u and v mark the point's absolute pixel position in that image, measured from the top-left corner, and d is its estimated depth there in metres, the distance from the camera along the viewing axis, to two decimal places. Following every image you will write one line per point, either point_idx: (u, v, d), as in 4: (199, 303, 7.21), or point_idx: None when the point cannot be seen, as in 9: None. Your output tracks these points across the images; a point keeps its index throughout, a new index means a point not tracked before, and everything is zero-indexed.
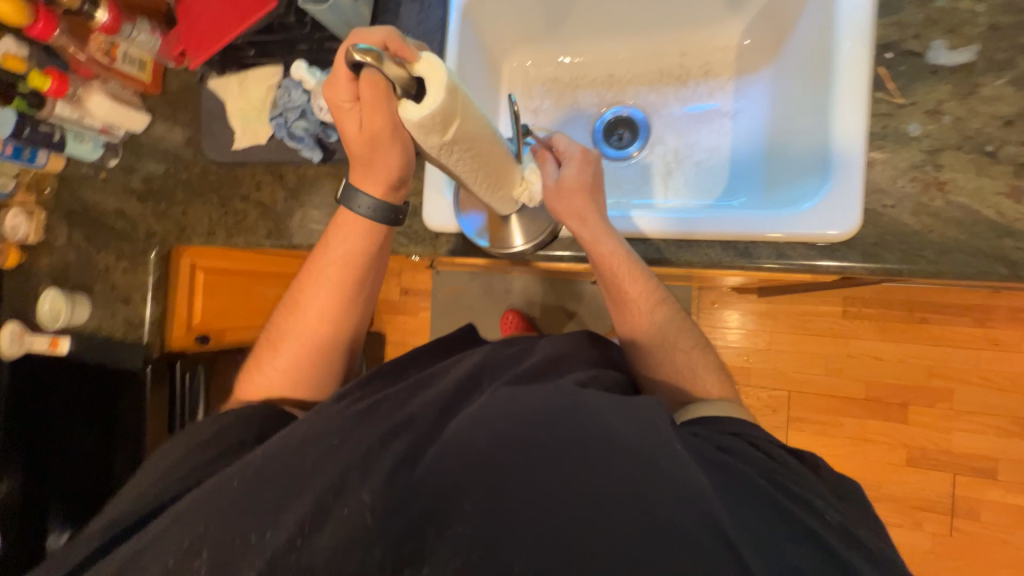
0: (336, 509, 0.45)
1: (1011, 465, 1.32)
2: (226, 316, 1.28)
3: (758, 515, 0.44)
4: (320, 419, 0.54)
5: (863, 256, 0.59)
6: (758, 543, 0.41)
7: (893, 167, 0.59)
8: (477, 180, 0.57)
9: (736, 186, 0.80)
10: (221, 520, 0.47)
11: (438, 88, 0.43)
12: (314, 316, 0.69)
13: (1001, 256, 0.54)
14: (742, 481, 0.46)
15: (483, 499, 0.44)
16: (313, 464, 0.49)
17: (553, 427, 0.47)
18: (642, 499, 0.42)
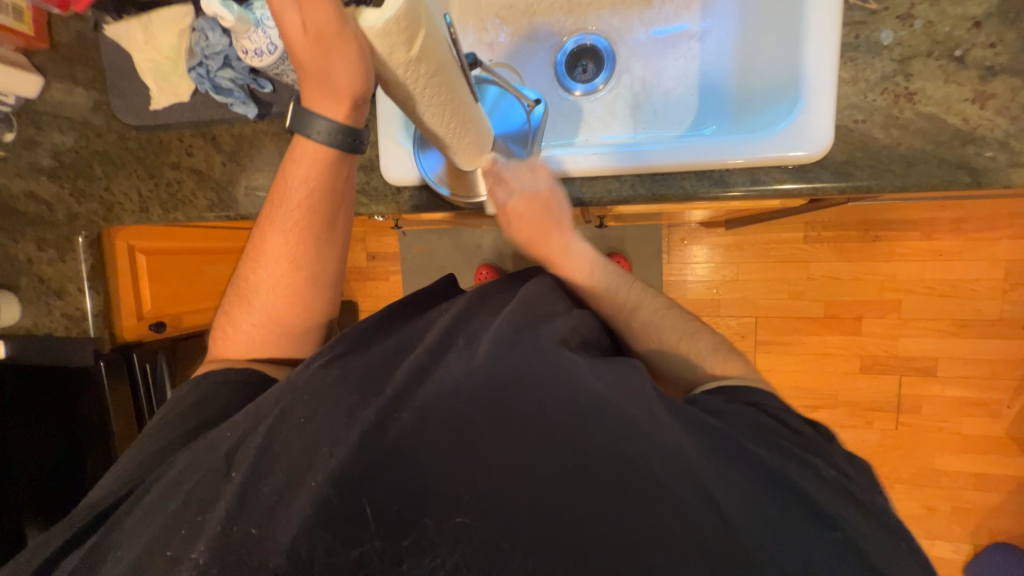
0: (306, 483, 0.44)
1: (949, 362, 1.46)
2: (180, 299, 1.19)
3: (729, 458, 0.45)
4: (289, 392, 0.52)
5: (834, 175, 0.59)
6: (726, 478, 0.43)
7: (864, 80, 0.57)
8: (445, 119, 0.51)
9: (706, 115, 0.77)
10: (203, 498, 0.47)
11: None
12: (278, 265, 0.64)
13: (965, 163, 0.55)
14: (722, 434, 0.46)
15: (460, 461, 0.44)
16: (283, 438, 0.48)
17: (531, 390, 0.46)
18: (616, 448, 0.43)
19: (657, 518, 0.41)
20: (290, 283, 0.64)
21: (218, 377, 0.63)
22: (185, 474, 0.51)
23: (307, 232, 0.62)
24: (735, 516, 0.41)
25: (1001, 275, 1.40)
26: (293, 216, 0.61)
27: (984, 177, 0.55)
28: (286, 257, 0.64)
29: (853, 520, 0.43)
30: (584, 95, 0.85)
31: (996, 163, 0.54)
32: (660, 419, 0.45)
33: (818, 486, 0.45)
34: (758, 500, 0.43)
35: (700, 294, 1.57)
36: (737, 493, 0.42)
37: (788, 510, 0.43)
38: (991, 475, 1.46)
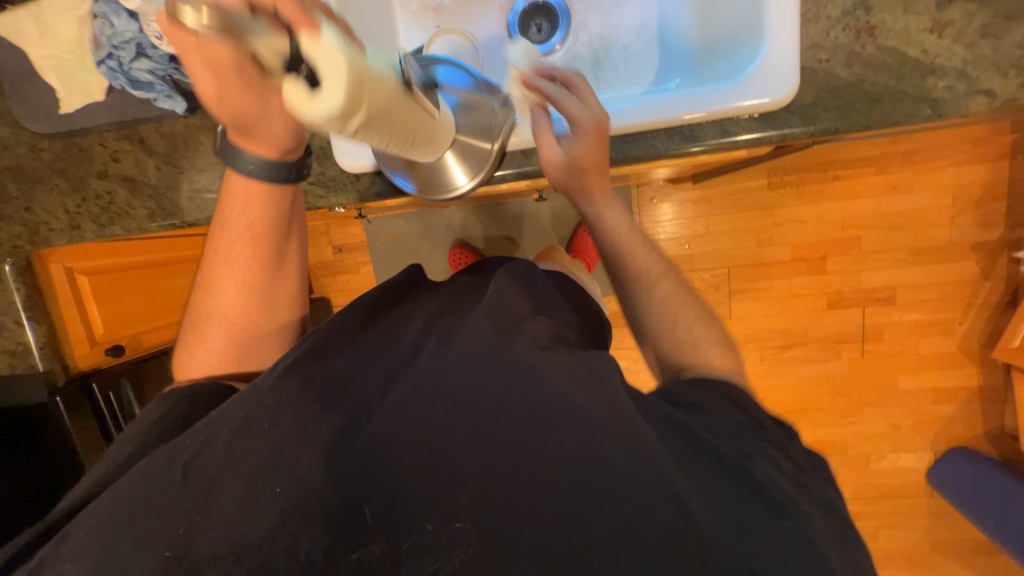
0: (268, 491, 0.42)
1: (906, 289, 1.55)
2: (136, 318, 1.11)
3: (699, 458, 0.44)
4: (251, 399, 0.48)
5: (802, 119, 0.58)
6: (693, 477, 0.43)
7: (825, 17, 0.56)
8: (398, 146, 0.46)
9: (668, 68, 0.75)
10: (155, 505, 0.44)
11: (330, 55, 0.31)
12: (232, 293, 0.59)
13: (925, 95, 0.55)
14: (700, 437, 0.46)
15: (431, 464, 0.43)
16: (246, 442, 0.45)
17: (499, 391, 0.46)
18: (587, 443, 0.43)
19: (622, 507, 0.41)
20: (243, 312, 0.60)
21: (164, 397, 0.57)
22: (133, 481, 0.46)
23: (257, 255, 0.59)
24: (699, 504, 0.41)
25: (949, 202, 1.48)
26: (237, 245, 0.58)
27: (944, 108, 0.55)
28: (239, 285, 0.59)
29: (811, 517, 0.43)
30: (541, 56, 0.81)
31: (955, 92, 0.55)
32: (635, 420, 0.44)
33: (780, 479, 0.44)
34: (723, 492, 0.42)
35: (673, 251, 1.58)
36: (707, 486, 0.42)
37: (751, 503, 0.42)
38: (946, 388, 1.59)
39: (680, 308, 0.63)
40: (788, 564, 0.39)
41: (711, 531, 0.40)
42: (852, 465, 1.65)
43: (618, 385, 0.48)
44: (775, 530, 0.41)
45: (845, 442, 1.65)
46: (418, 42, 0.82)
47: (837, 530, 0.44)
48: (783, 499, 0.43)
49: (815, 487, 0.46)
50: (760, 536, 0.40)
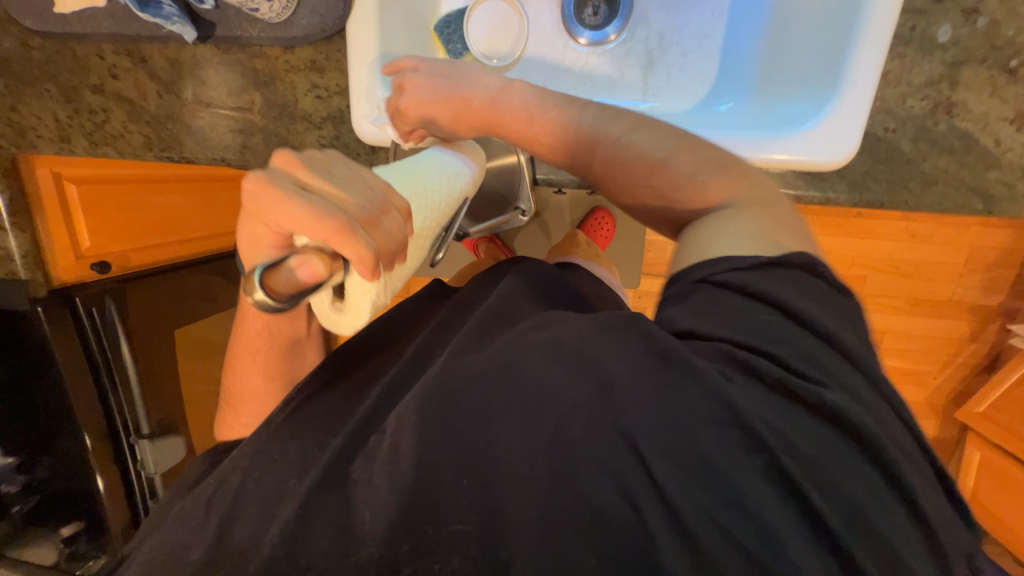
0: (265, 509, 0.43)
1: (894, 335, 1.56)
2: (128, 234, 1.07)
3: (720, 434, 0.35)
4: (264, 432, 0.50)
5: (850, 186, 0.55)
6: (723, 503, 0.34)
7: (906, 83, 0.51)
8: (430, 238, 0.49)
9: (724, 87, 0.69)
10: (183, 527, 0.46)
11: (362, 298, 0.35)
12: (256, 381, 0.58)
13: (982, 190, 0.52)
14: (699, 371, 0.36)
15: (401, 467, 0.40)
16: (256, 475, 0.46)
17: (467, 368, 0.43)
18: (554, 423, 0.38)
19: (598, 493, 0.35)
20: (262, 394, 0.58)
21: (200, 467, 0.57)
22: (178, 514, 0.49)
23: (275, 349, 0.57)
24: (675, 463, 0.35)
25: (962, 260, 1.46)
26: (259, 345, 0.56)
27: (997, 206, 0.52)
28: (259, 372, 0.57)
29: (823, 456, 0.34)
30: (591, 44, 0.74)
31: (1012, 192, 0.52)
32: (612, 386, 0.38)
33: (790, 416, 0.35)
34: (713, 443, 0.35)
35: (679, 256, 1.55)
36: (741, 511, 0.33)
37: (743, 450, 0.34)
38: None
39: (672, 168, 0.48)
40: (781, 532, 0.33)
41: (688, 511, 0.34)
42: None
43: (598, 343, 0.40)
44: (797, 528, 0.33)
45: None
46: (461, 2, 0.74)
47: (879, 479, 0.36)
48: (779, 447, 0.34)
49: (860, 415, 0.35)
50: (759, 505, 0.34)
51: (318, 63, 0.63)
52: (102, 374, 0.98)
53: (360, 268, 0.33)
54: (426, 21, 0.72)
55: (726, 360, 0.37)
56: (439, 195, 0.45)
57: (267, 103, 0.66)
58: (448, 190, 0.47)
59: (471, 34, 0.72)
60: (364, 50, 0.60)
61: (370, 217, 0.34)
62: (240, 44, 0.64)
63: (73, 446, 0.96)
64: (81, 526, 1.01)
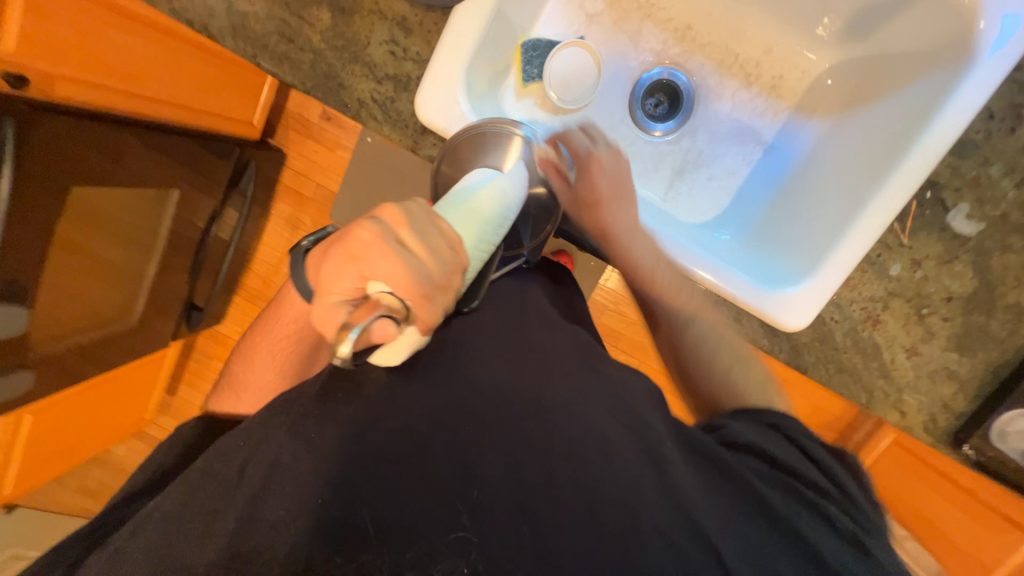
0: (309, 504, 0.47)
1: None
2: (62, 56, 0.87)
3: (732, 490, 0.48)
4: (294, 407, 0.53)
5: (789, 347, 0.68)
6: (744, 554, 0.45)
7: (857, 292, 0.65)
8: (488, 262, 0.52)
9: (726, 220, 0.80)
10: (209, 500, 0.49)
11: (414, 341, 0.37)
12: (264, 375, 0.60)
13: (869, 389, 0.68)
14: (724, 460, 0.50)
15: (450, 482, 0.48)
16: (291, 461, 0.49)
17: (504, 405, 0.52)
18: (595, 473, 0.49)
19: (647, 542, 0.46)
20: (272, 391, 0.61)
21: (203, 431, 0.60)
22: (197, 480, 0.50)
23: (294, 348, 0.59)
24: (725, 540, 0.46)
25: None
26: (282, 343, 0.60)
27: (873, 405, 0.68)
28: (271, 369, 0.60)
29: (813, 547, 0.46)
30: (641, 128, 0.81)
31: (886, 397, 0.68)
32: (659, 453, 0.50)
33: (808, 519, 0.47)
34: (753, 535, 0.46)
35: None
36: (751, 553, 0.45)
37: (757, 528, 0.46)
38: None
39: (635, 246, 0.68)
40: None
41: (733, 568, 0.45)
42: None
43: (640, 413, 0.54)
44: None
45: None
46: (552, 33, 0.76)
47: None
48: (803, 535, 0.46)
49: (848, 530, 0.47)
50: None
51: (407, 21, 0.60)
52: None
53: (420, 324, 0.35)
54: (516, 36, 0.73)
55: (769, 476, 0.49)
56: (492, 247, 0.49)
57: (334, 28, 0.60)
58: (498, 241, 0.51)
59: (551, 68, 0.75)
60: (453, 35, 0.59)
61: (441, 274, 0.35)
62: None
63: None
64: None
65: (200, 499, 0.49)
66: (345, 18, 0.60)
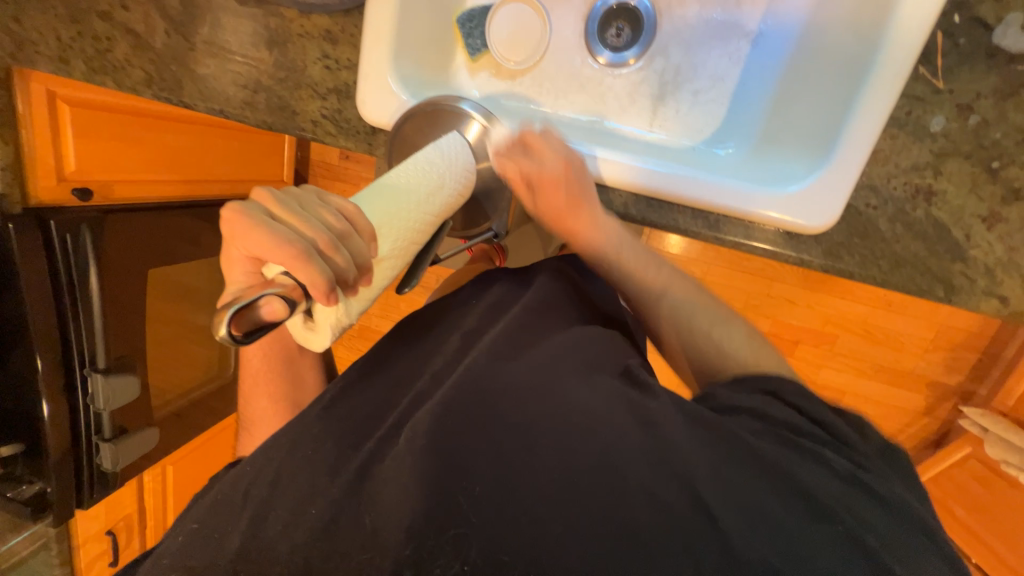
0: (303, 510, 0.45)
1: (853, 397, 1.60)
2: (117, 164, 1.04)
3: (727, 455, 0.43)
4: (299, 422, 0.55)
5: (824, 253, 0.56)
6: (753, 521, 0.39)
7: (894, 164, 0.53)
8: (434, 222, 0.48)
9: (727, 132, 0.70)
10: (216, 515, 0.49)
11: (333, 324, 0.36)
12: (261, 401, 0.66)
13: (945, 278, 0.54)
14: (718, 432, 0.46)
15: (434, 466, 0.43)
16: (291, 467, 0.49)
17: (493, 387, 0.49)
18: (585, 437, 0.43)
19: (639, 511, 0.39)
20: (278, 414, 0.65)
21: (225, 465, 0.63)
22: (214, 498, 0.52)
23: (273, 365, 0.66)
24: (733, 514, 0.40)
25: (930, 336, 1.49)
26: (261, 369, 0.66)
27: (957, 298, 0.54)
28: (264, 394, 0.66)
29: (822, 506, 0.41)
30: (608, 65, 0.75)
31: (972, 285, 0.54)
32: (659, 423, 0.45)
33: (823, 485, 0.43)
34: (763, 504, 0.41)
35: None
36: (764, 520, 0.40)
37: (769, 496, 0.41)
38: None
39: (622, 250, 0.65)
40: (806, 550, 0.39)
41: (748, 553, 0.38)
42: None
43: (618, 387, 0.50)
44: (821, 537, 0.40)
45: None
46: None
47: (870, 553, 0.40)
48: (827, 503, 0.42)
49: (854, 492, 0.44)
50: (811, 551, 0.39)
51: (331, 33, 0.63)
52: (66, 301, 0.95)
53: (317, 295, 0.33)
54: (450, 13, 0.73)
55: (761, 437, 0.46)
56: (415, 211, 0.44)
57: (276, 63, 0.65)
58: (430, 204, 0.46)
59: (493, 33, 0.74)
60: (375, 30, 0.61)
61: (324, 242, 0.34)
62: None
63: (25, 366, 0.95)
64: (22, 448, 1.01)
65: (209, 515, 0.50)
66: (281, 51, 0.64)
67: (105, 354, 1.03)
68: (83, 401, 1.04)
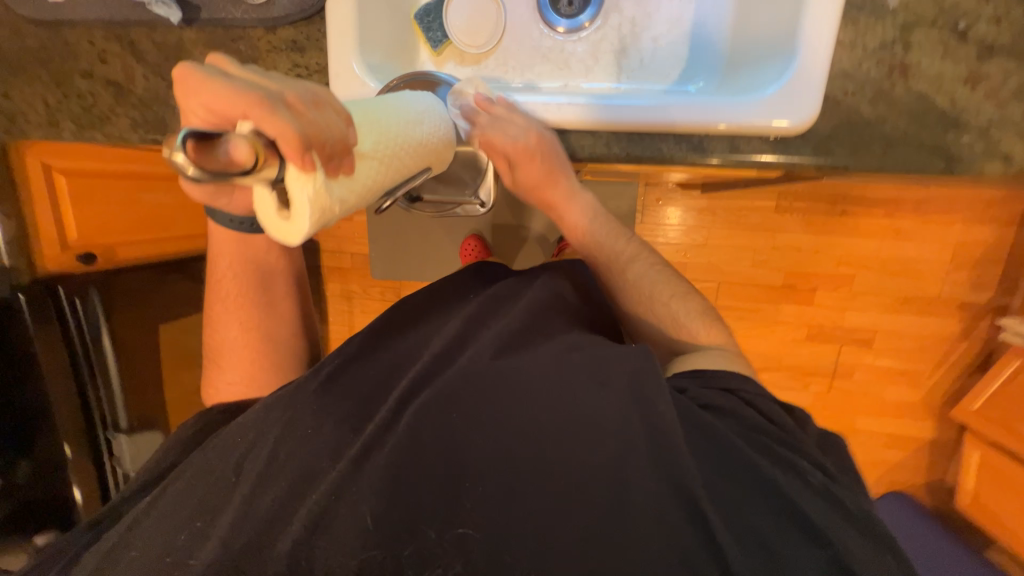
0: (301, 503, 0.50)
1: (885, 335, 1.55)
2: (116, 226, 1.04)
3: (726, 463, 0.48)
4: (293, 405, 0.58)
5: (814, 150, 0.56)
6: (733, 523, 0.46)
7: (861, 47, 0.54)
8: (414, 154, 0.48)
9: (694, 72, 0.72)
10: (208, 493, 0.55)
11: (302, 198, 0.36)
12: (233, 330, 0.70)
13: (943, 149, 0.53)
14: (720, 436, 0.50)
15: (440, 475, 0.48)
16: (289, 451, 0.55)
17: (511, 388, 0.52)
18: (592, 440, 0.48)
19: (636, 522, 0.45)
20: (254, 344, 0.71)
21: (199, 420, 0.69)
22: (195, 474, 0.58)
23: (242, 287, 0.69)
24: (720, 520, 0.45)
25: (948, 257, 1.46)
26: (235, 301, 0.70)
27: (958, 167, 0.53)
28: (237, 323, 0.70)
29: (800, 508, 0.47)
30: (567, 32, 0.76)
31: (972, 151, 0.53)
32: (661, 430, 0.48)
33: (803, 492, 0.48)
34: (744, 505, 0.47)
35: (668, 256, 1.59)
36: (739, 518, 0.46)
37: (751, 499, 0.47)
38: (903, 435, 1.61)
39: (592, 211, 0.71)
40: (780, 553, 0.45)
41: (729, 551, 0.44)
42: None
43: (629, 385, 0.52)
44: (796, 541, 0.45)
45: None
46: None
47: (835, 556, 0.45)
48: (809, 513, 0.47)
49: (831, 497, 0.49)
50: (782, 549, 0.45)
51: (298, 42, 0.66)
52: (82, 366, 0.97)
53: (288, 151, 0.35)
54: (406, 11, 0.76)
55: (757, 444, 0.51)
56: (394, 127, 0.45)
57: None
58: (409, 126, 0.47)
59: (451, 22, 0.76)
60: (341, 31, 0.64)
61: (298, 101, 0.38)
62: (223, 26, 0.67)
63: (49, 445, 0.94)
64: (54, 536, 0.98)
65: (197, 496, 0.56)
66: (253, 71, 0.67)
67: (126, 415, 1.04)
68: (111, 468, 1.02)
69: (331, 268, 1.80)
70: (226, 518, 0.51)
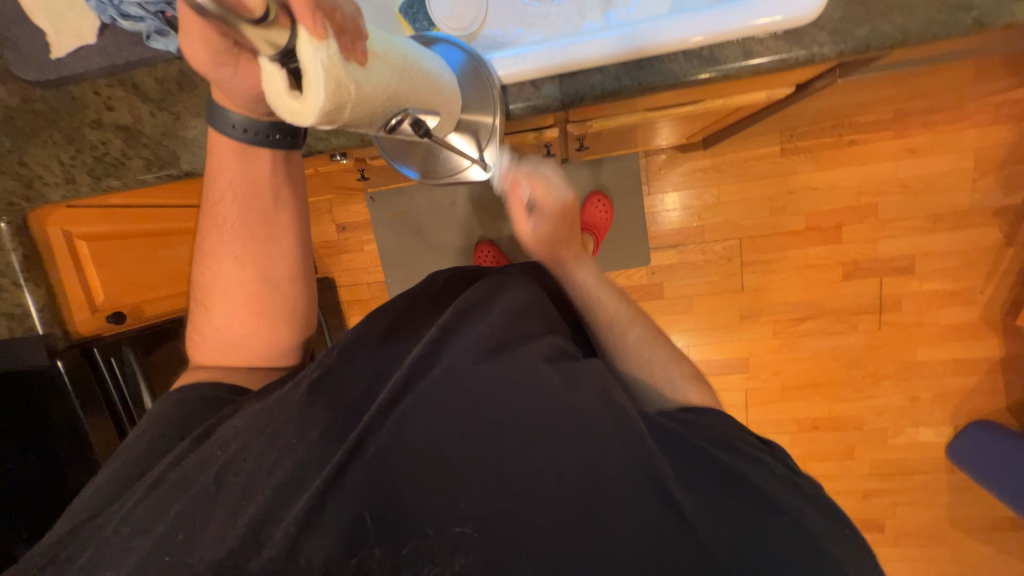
0: (283, 515, 0.48)
1: (925, 258, 1.49)
2: (137, 287, 1.07)
3: (697, 459, 0.50)
4: (281, 409, 0.55)
5: (832, 34, 0.54)
6: (710, 513, 0.46)
7: None
8: (422, 82, 0.47)
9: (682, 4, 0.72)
10: (190, 504, 0.51)
11: (315, 63, 0.34)
12: (229, 255, 0.66)
13: (966, 4, 0.52)
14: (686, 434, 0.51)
15: (427, 480, 0.48)
16: (275, 457, 0.52)
17: (495, 389, 0.51)
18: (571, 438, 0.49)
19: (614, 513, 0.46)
20: (253, 283, 0.67)
21: (180, 396, 0.65)
22: (173, 486, 0.54)
23: (242, 207, 0.64)
24: (690, 503, 0.46)
25: (970, 164, 1.42)
26: (235, 222, 0.65)
27: (986, 19, 0.51)
28: (233, 254, 0.66)
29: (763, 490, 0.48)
30: None
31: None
32: (636, 428, 0.49)
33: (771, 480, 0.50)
34: (717, 496, 0.48)
35: (684, 223, 1.56)
36: (708, 502, 0.47)
37: (718, 487, 0.48)
38: (969, 359, 1.53)
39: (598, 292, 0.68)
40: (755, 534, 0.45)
41: (705, 534, 0.45)
42: (868, 441, 1.60)
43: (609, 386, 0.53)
44: (766, 520, 0.46)
45: (861, 416, 1.60)
46: None
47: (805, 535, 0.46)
48: (774, 493, 0.48)
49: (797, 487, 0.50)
50: (753, 532, 0.46)
51: None
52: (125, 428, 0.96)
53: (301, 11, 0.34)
54: (391, 8, 0.78)
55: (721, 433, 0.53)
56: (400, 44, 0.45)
57: None
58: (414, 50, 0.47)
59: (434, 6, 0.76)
60: None
61: None
62: None
63: None
64: None
65: (178, 507, 0.51)
66: None
67: None
68: None
69: (349, 301, 1.80)
70: (213, 530, 0.48)
